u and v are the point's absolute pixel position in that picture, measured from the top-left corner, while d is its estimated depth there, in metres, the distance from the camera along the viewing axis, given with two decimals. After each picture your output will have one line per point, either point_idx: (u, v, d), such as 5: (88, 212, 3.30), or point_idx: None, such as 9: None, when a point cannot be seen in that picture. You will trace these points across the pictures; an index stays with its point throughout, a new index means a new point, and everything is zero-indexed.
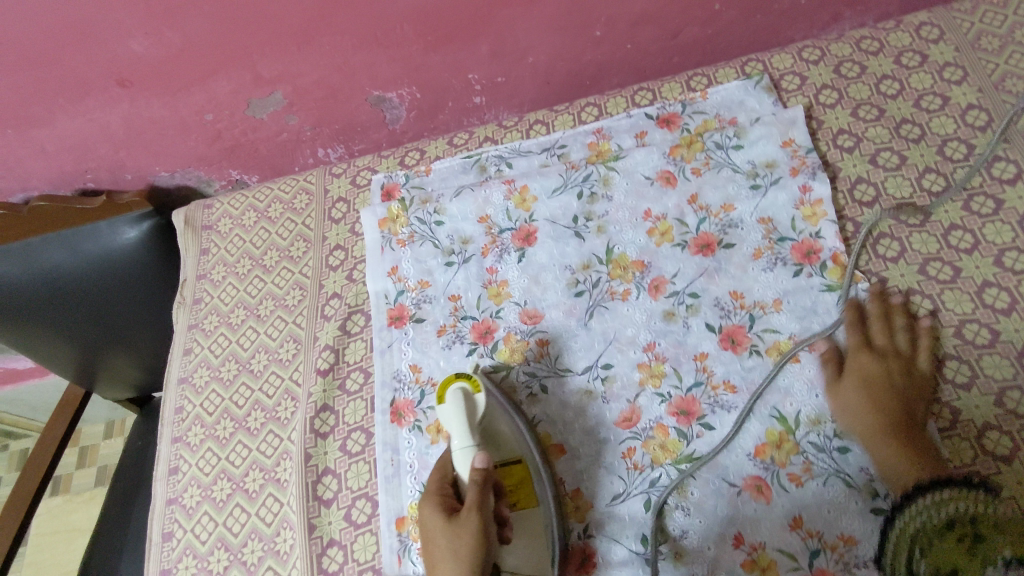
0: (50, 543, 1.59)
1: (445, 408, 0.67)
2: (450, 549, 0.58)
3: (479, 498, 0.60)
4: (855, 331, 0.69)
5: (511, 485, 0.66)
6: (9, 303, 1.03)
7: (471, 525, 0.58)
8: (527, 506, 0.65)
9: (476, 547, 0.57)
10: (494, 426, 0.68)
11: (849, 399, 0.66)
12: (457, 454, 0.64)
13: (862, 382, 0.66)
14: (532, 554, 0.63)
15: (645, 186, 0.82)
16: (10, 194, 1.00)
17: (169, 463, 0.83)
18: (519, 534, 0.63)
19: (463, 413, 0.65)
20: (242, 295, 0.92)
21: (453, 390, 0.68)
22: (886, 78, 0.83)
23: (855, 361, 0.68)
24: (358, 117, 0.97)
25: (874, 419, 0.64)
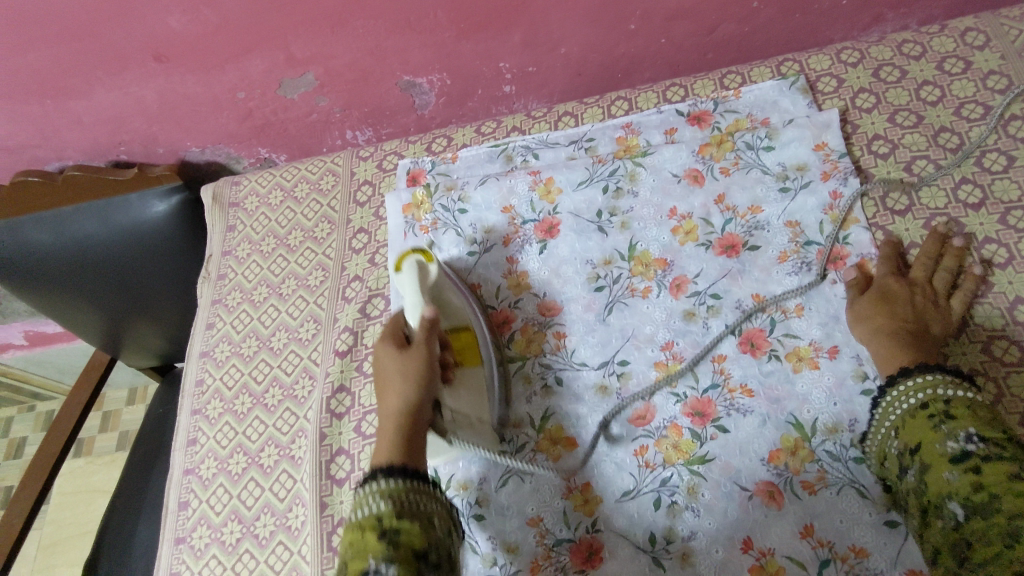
0: (71, 502, 1.63)
1: (401, 276, 0.71)
2: (401, 374, 0.60)
3: (429, 338, 0.63)
4: (891, 257, 0.71)
5: (459, 345, 0.71)
6: (40, 268, 1.06)
7: (422, 355, 0.61)
8: (471, 364, 0.70)
9: (426, 374, 0.60)
10: (446, 296, 0.73)
11: (863, 306, 0.68)
12: (408, 311, 0.68)
13: (881, 295, 0.68)
14: (472, 403, 0.68)
15: (672, 184, 0.81)
16: (45, 163, 1.03)
17: (188, 434, 0.85)
18: (463, 382, 0.68)
19: (417, 280, 0.69)
20: (266, 272, 0.94)
21: (409, 260, 0.71)
22: (927, 84, 0.81)
23: (884, 274, 0.70)
24: (387, 101, 0.97)
25: (885, 321, 0.66)
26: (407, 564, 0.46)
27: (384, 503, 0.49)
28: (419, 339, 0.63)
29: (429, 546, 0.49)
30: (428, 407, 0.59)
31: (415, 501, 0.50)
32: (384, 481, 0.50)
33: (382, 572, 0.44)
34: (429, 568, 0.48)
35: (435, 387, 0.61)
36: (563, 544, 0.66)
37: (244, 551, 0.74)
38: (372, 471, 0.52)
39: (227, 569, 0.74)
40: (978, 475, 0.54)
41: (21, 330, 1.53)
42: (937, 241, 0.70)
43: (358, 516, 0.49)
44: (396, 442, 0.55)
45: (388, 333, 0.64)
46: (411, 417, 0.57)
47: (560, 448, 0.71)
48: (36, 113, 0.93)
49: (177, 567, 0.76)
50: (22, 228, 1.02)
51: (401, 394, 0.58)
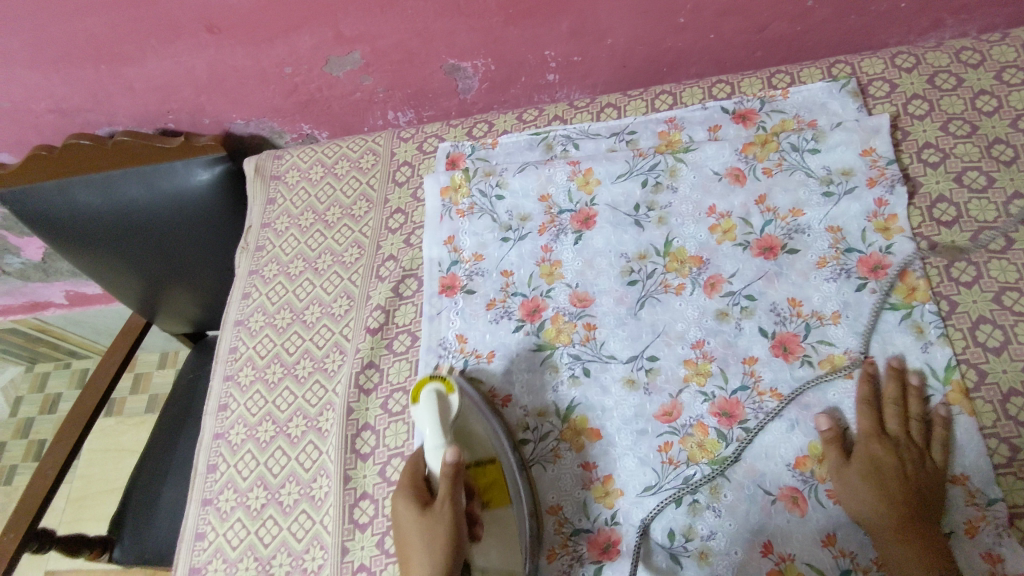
0: (100, 459, 1.69)
1: (419, 409, 0.68)
2: (425, 540, 0.60)
3: (451, 492, 0.62)
4: (870, 416, 0.64)
5: (485, 483, 0.67)
6: (85, 229, 1.08)
7: (446, 521, 0.61)
8: (499, 504, 0.66)
9: (450, 542, 0.60)
10: (470, 425, 0.69)
11: (853, 482, 0.62)
12: (429, 453, 0.65)
13: (870, 469, 0.61)
14: (501, 550, 0.65)
15: (713, 182, 0.80)
16: (96, 127, 1.05)
17: (219, 399, 0.87)
18: (490, 530, 0.65)
19: (436, 414, 0.66)
20: (303, 247, 0.95)
21: (426, 391, 0.68)
22: (984, 93, 0.79)
23: (864, 447, 0.63)
24: (431, 84, 0.98)
25: (884, 512, 0.59)
26: None
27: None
28: (442, 495, 0.62)
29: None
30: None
31: None
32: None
33: None
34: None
35: (461, 551, 0.61)
36: (581, 534, 0.67)
37: (268, 517, 0.76)
38: None
39: (250, 533, 0.76)
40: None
41: (63, 290, 1.57)
42: (897, 380, 0.66)
43: None
44: None
45: (412, 488, 0.64)
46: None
47: (583, 439, 0.71)
48: (90, 78, 0.96)
49: (203, 527, 0.78)
50: (71, 188, 1.04)
51: (425, 563, 0.59)
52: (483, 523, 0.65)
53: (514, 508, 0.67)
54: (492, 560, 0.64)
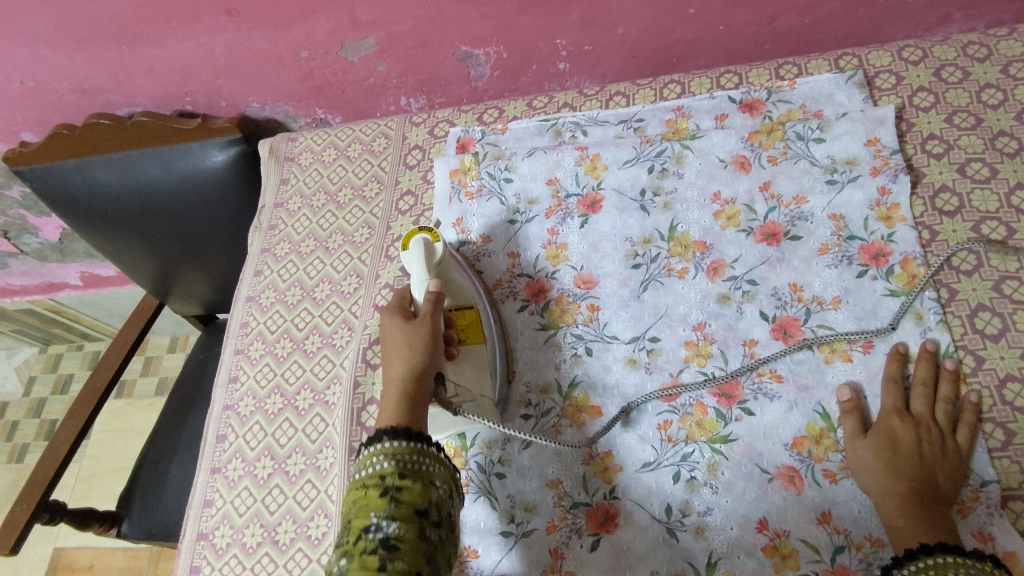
0: (110, 439, 1.71)
1: (408, 253, 0.75)
2: (405, 342, 0.65)
3: (431, 314, 0.67)
4: (896, 394, 0.65)
5: (463, 322, 0.74)
6: (103, 208, 1.11)
7: (424, 328, 0.66)
8: (473, 340, 0.73)
9: (426, 346, 0.65)
10: (454, 275, 0.77)
11: (863, 451, 0.63)
12: (414, 285, 0.72)
13: (883, 441, 0.62)
14: (474, 376, 0.71)
15: (718, 169, 0.81)
16: (116, 107, 1.08)
17: (229, 372, 0.89)
18: (467, 357, 0.72)
19: (424, 257, 0.73)
20: (314, 226, 0.97)
21: (415, 237, 0.75)
22: (989, 86, 0.79)
23: (883, 419, 0.64)
24: (443, 71, 1.00)
25: (892, 482, 0.60)
26: (407, 521, 0.52)
27: (387, 461, 0.55)
28: (422, 313, 0.68)
29: (429, 504, 0.55)
30: (429, 375, 0.64)
31: (416, 461, 0.56)
32: (388, 443, 0.56)
33: (382, 526, 0.51)
34: (429, 524, 0.53)
35: (436, 356, 0.65)
36: (579, 508, 0.68)
37: (274, 486, 0.78)
38: (377, 432, 0.58)
39: (257, 501, 0.78)
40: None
41: (78, 271, 1.60)
42: (929, 364, 0.66)
43: (364, 475, 0.56)
44: (404, 408, 0.60)
45: (395, 305, 0.70)
46: (413, 383, 0.62)
47: (584, 415, 0.72)
48: (112, 58, 0.98)
49: (211, 495, 0.80)
50: (91, 168, 1.07)
51: (404, 360, 0.64)
52: (460, 351, 0.72)
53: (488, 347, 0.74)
54: (464, 380, 0.70)
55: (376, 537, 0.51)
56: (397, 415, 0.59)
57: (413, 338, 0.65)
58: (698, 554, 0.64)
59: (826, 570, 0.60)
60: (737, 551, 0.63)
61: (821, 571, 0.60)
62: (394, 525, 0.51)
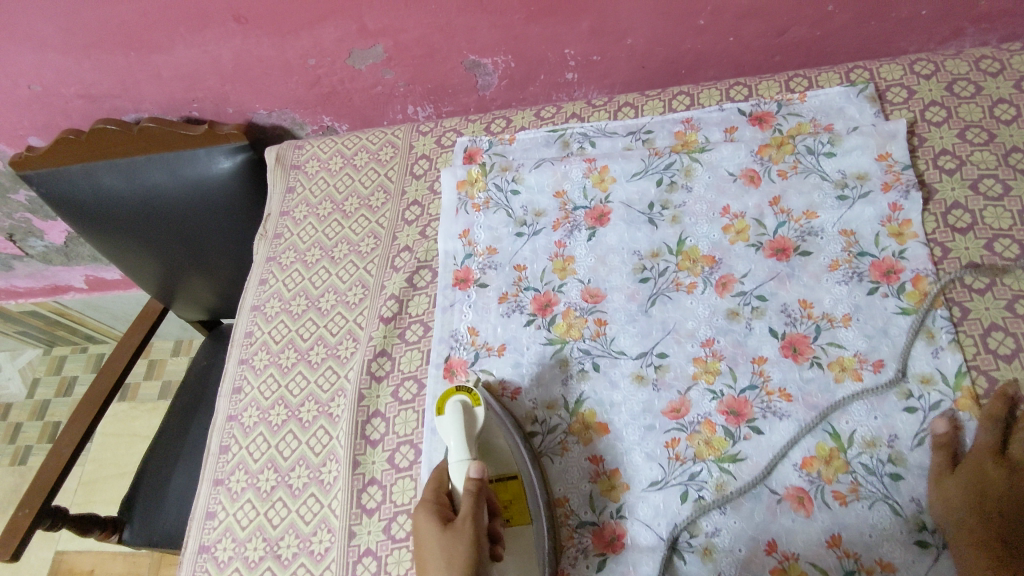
0: (112, 443, 1.71)
1: (445, 421, 0.68)
2: (444, 559, 0.57)
3: (474, 512, 0.60)
4: (992, 432, 0.61)
5: (506, 498, 0.67)
6: (108, 213, 1.11)
7: (466, 542, 0.58)
8: (520, 522, 0.66)
9: (471, 562, 0.57)
10: (492, 440, 0.69)
11: (949, 484, 0.60)
12: (452, 465, 0.65)
13: (972, 480, 0.59)
14: (521, 572, 0.64)
15: (728, 182, 0.80)
16: (123, 113, 1.08)
17: (233, 382, 0.88)
18: (512, 549, 0.64)
19: (463, 424, 0.67)
20: (320, 236, 0.97)
21: (453, 401, 0.69)
22: (1002, 101, 0.79)
23: (980, 458, 0.60)
24: (451, 80, 0.99)
25: (969, 521, 0.58)
26: None
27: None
28: (463, 514, 0.59)
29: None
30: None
31: None
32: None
33: None
34: None
35: (480, 573, 0.58)
36: (585, 527, 0.68)
37: (277, 499, 0.78)
38: None
39: (259, 514, 0.77)
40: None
41: (83, 274, 1.60)
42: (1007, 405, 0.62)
43: None
44: None
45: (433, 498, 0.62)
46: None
47: (591, 433, 0.72)
48: (119, 64, 0.98)
49: (213, 507, 0.80)
50: (96, 173, 1.06)
51: None
52: (505, 543, 0.64)
53: (534, 528, 0.66)
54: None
55: None
56: None
57: (454, 556, 0.57)
58: None
59: None
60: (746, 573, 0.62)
61: None
62: None
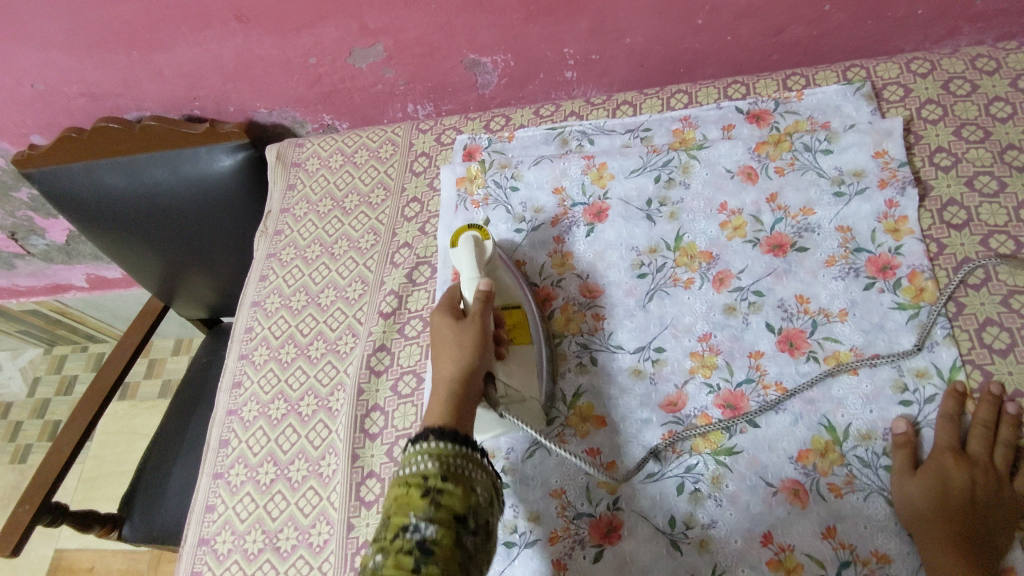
0: (112, 441, 1.71)
1: (458, 250, 0.74)
2: (455, 344, 0.63)
3: (483, 314, 0.66)
4: (952, 431, 0.63)
5: (510, 322, 0.74)
6: (110, 211, 1.11)
7: (474, 328, 0.64)
8: (522, 341, 0.73)
9: (478, 344, 0.63)
10: (498, 273, 0.76)
11: (913, 481, 0.61)
12: (463, 283, 0.70)
13: (937, 478, 0.60)
14: (522, 376, 0.71)
15: (725, 179, 0.81)
16: (125, 111, 1.09)
17: (233, 377, 0.89)
18: (515, 358, 0.71)
19: (474, 254, 0.72)
20: (320, 232, 0.97)
21: (465, 237, 0.74)
22: (998, 100, 0.79)
23: (939, 454, 0.62)
24: (451, 78, 1.00)
25: (940, 520, 0.59)
26: (446, 526, 0.49)
27: (431, 462, 0.53)
28: (472, 310, 0.66)
29: (467, 508, 0.52)
30: (478, 374, 0.62)
31: (460, 465, 0.54)
32: (435, 442, 0.54)
33: (420, 528, 0.48)
34: (466, 531, 0.51)
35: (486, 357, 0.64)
36: (582, 519, 0.67)
37: (276, 492, 0.78)
38: (424, 431, 0.56)
39: (258, 507, 0.78)
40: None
41: (84, 273, 1.61)
42: (991, 407, 0.63)
43: (406, 473, 0.53)
44: (451, 407, 0.58)
45: (445, 304, 0.68)
46: (464, 383, 0.60)
47: (589, 424, 0.72)
48: (121, 63, 0.99)
49: (213, 500, 0.80)
50: (98, 172, 1.07)
51: (455, 361, 0.62)
52: (508, 351, 0.71)
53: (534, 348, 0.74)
54: (513, 379, 0.69)
55: (413, 538, 0.48)
56: (443, 415, 0.57)
57: (462, 336, 0.63)
58: (701, 566, 0.63)
59: None
60: (742, 564, 0.62)
61: None
62: (431, 528, 0.48)
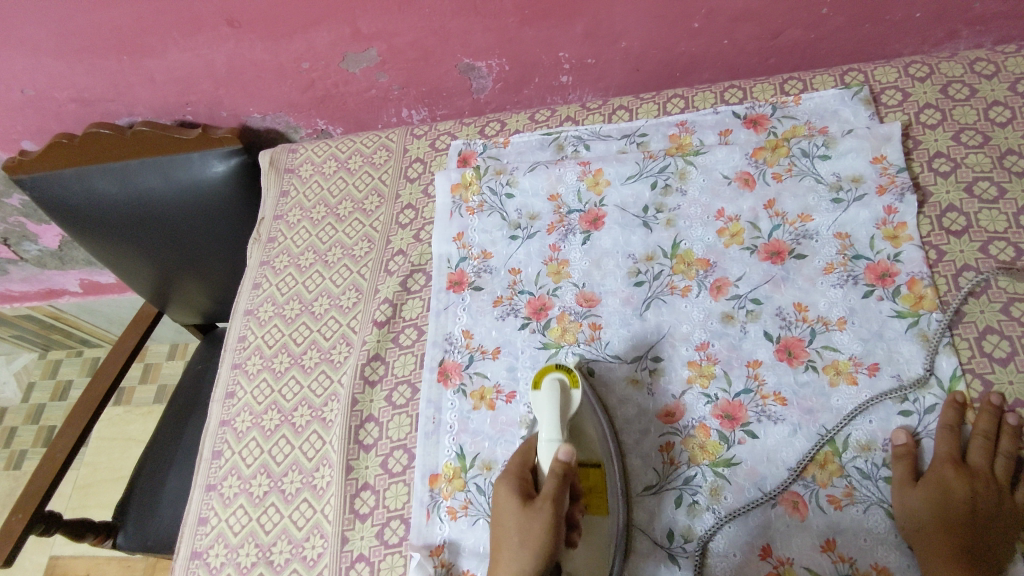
0: (107, 447, 1.70)
1: (540, 397, 0.66)
2: (519, 536, 0.57)
3: (557, 496, 0.59)
4: (951, 441, 0.62)
5: (588, 488, 0.66)
6: (101, 217, 1.10)
7: (542, 522, 0.57)
8: (598, 511, 0.65)
9: (545, 542, 0.57)
10: (580, 426, 0.68)
11: (915, 492, 0.60)
12: (541, 446, 0.63)
13: (939, 491, 0.59)
14: (593, 557, 0.64)
15: (722, 185, 0.80)
16: (116, 116, 1.08)
17: (226, 387, 0.88)
18: (586, 535, 0.64)
19: (557, 408, 0.64)
20: (314, 239, 0.96)
21: (550, 381, 0.66)
22: (997, 104, 0.78)
23: (940, 464, 0.61)
24: (445, 83, 0.99)
25: (939, 533, 0.58)
26: None
27: None
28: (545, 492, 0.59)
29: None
30: None
31: None
32: None
33: None
34: None
35: (552, 557, 0.57)
36: None
37: (270, 504, 0.77)
38: None
39: (252, 520, 0.77)
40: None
41: (78, 278, 1.59)
42: (991, 417, 0.62)
43: None
44: None
45: (517, 474, 0.62)
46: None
47: None
48: (112, 68, 0.98)
49: (206, 513, 0.79)
50: (90, 177, 1.06)
51: (515, 561, 0.57)
52: (580, 530, 0.64)
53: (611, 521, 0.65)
54: (580, 566, 0.63)
55: None
56: None
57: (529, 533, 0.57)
58: None
59: None
60: None
61: None
62: None
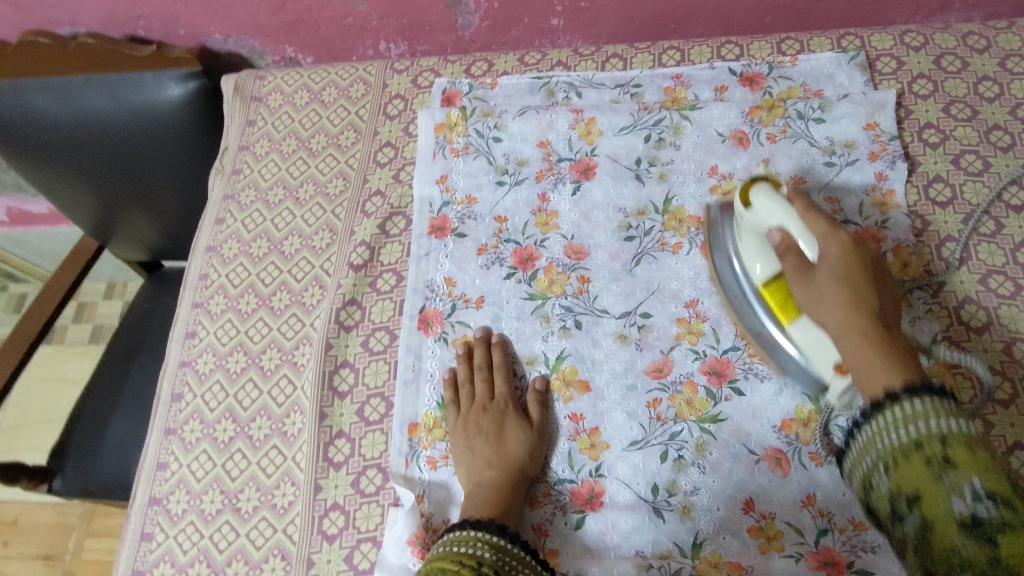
0: (37, 388, 1.60)
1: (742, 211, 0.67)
2: (516, 417, 0.68)
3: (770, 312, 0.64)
4: (807, 215, 0.60)
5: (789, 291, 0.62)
6: (40, 140, 1.00)
7: (535, 396, 0.69)
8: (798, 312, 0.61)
9: (538, 410, 0.69)
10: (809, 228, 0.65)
11: (825, 279, 0.57)
12: (752, 254, 0.65)
13: (840, 270, 0.56)
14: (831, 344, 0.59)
15: (716, 142, 0.79)
16: (57, 26, 0.97)
17: (187, 326, 0.82)
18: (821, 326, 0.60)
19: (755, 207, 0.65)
20: (283, 174, 0.90)
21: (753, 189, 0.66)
22: (987, 79, 0.79)
23: (823, 245, 0.58)
24: (429, 16, 0.93)
25: (858, 317, 0.54)
26: None
27: (476, 551, 0.56)
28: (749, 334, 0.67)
29: None
30: (543, 446, 0.67)
31: (487, 552, 0.56)
32: (474, 531, 0.58)
33: None
34: None
35: (547, 421, 0.69)
36: (564, 485, 0.66)
37: (236, 450, 0.73)
38: (461, 521, 0.60)
39: (216, 466, 0.73)
40: (995, 552, 0.39)
41: (4, 205, 1.46)
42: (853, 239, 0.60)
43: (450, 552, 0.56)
44: (490, 502, 0.62)
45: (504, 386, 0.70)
46: (524, 468, 0.65)
47: (571, 390, 0.70)
48: None
49: (165, 458, 0.75)
50: (27, 92, 0.96)
51: (520, 435, 0.67)
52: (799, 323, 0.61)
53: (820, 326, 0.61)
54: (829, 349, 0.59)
55: None
56: (482, 510, 0.61)
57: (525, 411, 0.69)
58: (683, 534, 0.62)
59: (811, 552, 0.60)
60: (723, 532, 0.62)
61: (806, 553, 0.61)
62: None
